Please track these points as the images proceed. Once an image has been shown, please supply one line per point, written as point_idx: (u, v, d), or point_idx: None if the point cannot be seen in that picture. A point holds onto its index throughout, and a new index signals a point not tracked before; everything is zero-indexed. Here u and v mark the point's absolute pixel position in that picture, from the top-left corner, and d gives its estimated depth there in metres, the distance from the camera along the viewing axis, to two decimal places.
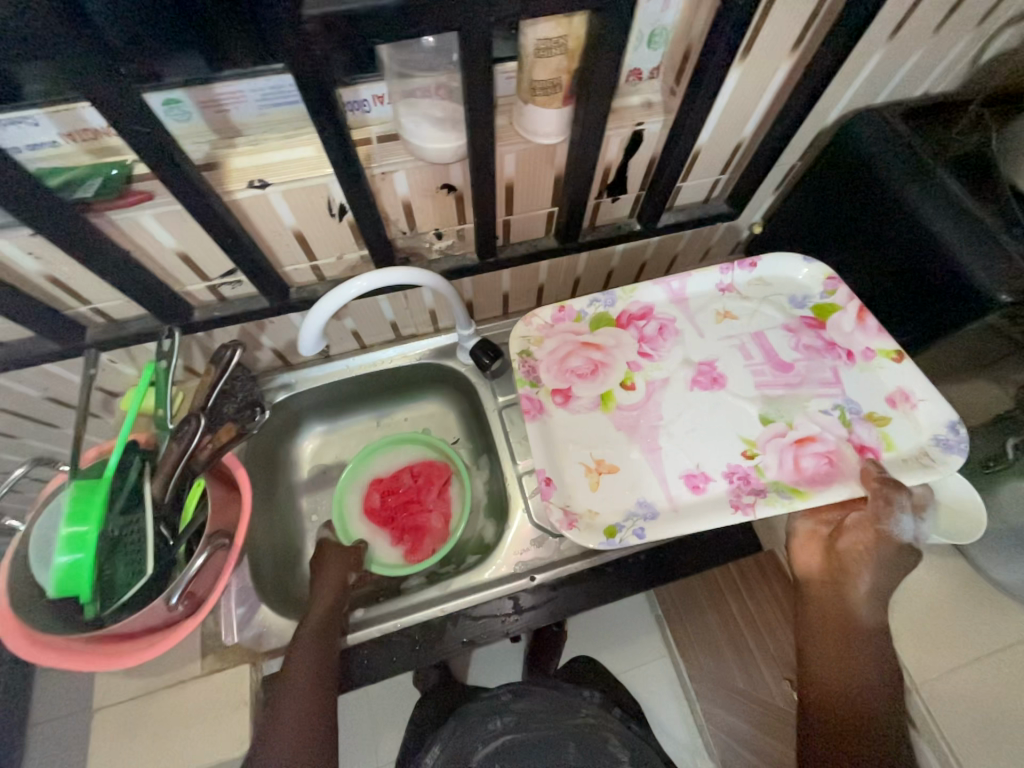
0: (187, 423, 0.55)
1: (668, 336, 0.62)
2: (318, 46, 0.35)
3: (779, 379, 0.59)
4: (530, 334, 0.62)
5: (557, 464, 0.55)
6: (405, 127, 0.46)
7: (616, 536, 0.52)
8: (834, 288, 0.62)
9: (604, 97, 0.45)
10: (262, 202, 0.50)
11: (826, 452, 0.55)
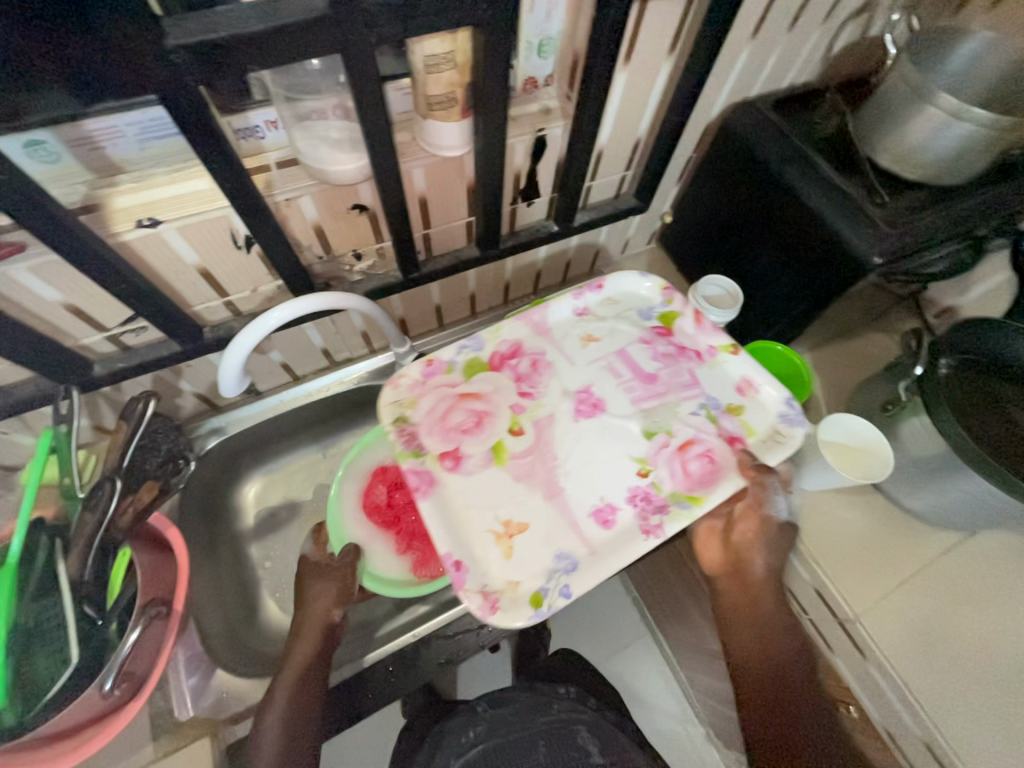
0: (100, 488, 0.50)
1: (543, 369, 0.59)
2: (190, 76, 0.33)
3: (649, 392, 0.59)
4: (400, 397, 0.57)
5: (460, 541, 0.51)
6: (303, 151, 0.45)
7: (544, 603, 0.49)
8: (671, 298, 0.64)
9: (500, 108, 0.46)
10: (156, 240, 0.47)
11: (706, 452, 0.55)
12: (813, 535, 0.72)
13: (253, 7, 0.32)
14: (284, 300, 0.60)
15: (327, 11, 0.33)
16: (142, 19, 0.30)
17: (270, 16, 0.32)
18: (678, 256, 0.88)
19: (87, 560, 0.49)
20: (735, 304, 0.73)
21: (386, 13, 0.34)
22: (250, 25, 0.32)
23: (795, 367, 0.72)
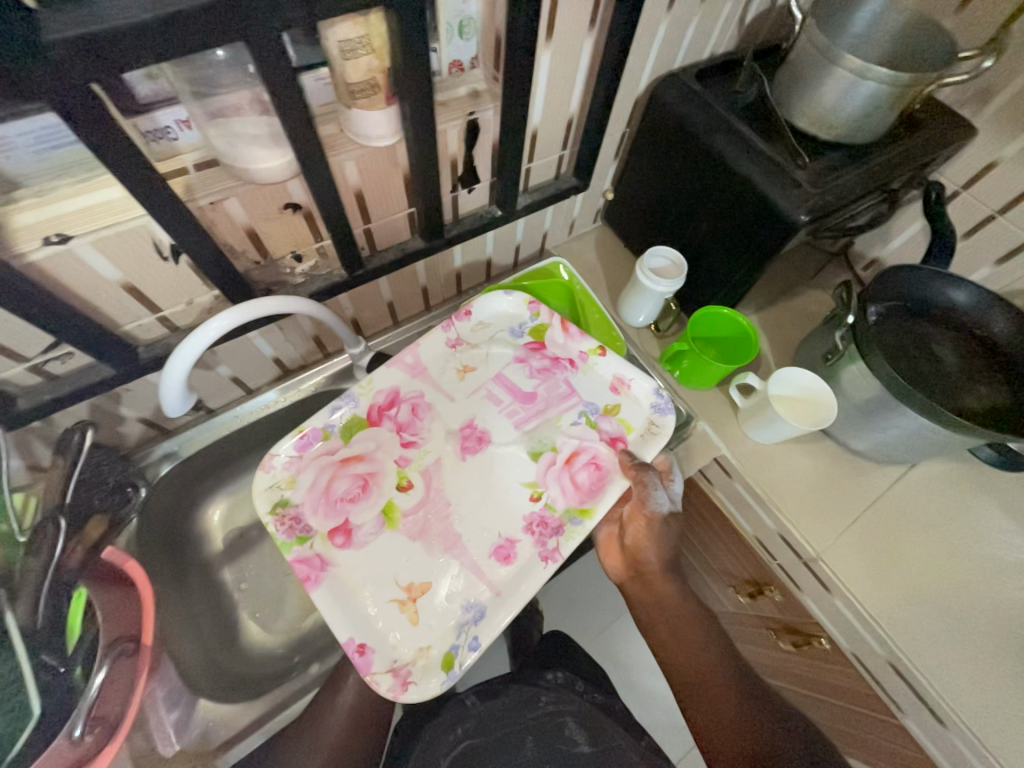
0: (43, 530, 0.48)
1: (421, 413, 0.64)
2: (79, 73, 0.31)
3: (530, 411, 0.64)
4: (280, 478, 0.61)
5: (363, 616, 0.55)
6: (221, 150, 0.43)
7: (455, 663, 0.53)
8: (538, 311, 0.69)
9: (424, 92, 0.45)
10: (69, 258, 0.44)
11: (591, 459, 0.62)
12: (773, 485, 0.75)
13: None
14: (223, 310, 0.57)
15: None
16: (13, 12, 0.27)
17: (160, 3, 0.30)
18: (624, 232, 0.89)
19: (39, 607, 0.46)
20: (681, 273, 0.76)
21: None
22: (139, 14, 0.30)
23: (741, 327, 0.75)
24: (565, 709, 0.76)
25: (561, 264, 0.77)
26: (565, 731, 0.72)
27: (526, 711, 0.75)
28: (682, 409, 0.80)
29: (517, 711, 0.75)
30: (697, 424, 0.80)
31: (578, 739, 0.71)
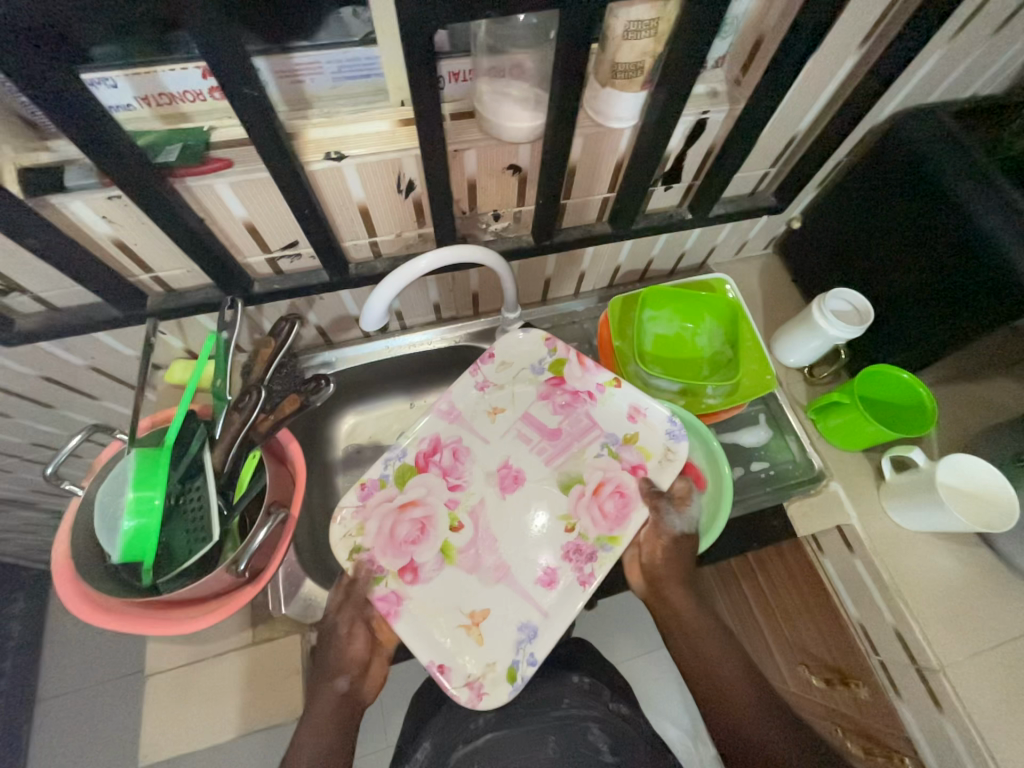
0: (251, 394, 0.56)
1: (464, 457, 0.67)
2: (432, 14, 0.35)
3: (557, 446, 0.67)
4: (349, 528, 0.62)
5: (434, 644, 0.58)
6: (488, 105, 0.47)
7: (517, 676, 0.56)
8: (555, 347, 0.70)
9: (684, 83, 0.46)
10: (335, 174, 0.51)
11: (616, 487, 0.64)
12: (903, 577, 0.68)
13: None
14: (422, 249, 0.62)
15: None
16: None
17: None
18: (798, 266, 0.84)
19: (229, 455, 0.55)
20: (864, 321, 0.70)
21: None
22: None
23: (917, 398, 0.68)
24: (589, 718, 0.67)
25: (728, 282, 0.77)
26: (588, 737, 0.64)
27: (546, 710, 0.67)
28: (815, 463, 0.75)
29: (534, 707, 0.68)
30: (829, 484, 0.74)
31: (601, 748, 0.63)
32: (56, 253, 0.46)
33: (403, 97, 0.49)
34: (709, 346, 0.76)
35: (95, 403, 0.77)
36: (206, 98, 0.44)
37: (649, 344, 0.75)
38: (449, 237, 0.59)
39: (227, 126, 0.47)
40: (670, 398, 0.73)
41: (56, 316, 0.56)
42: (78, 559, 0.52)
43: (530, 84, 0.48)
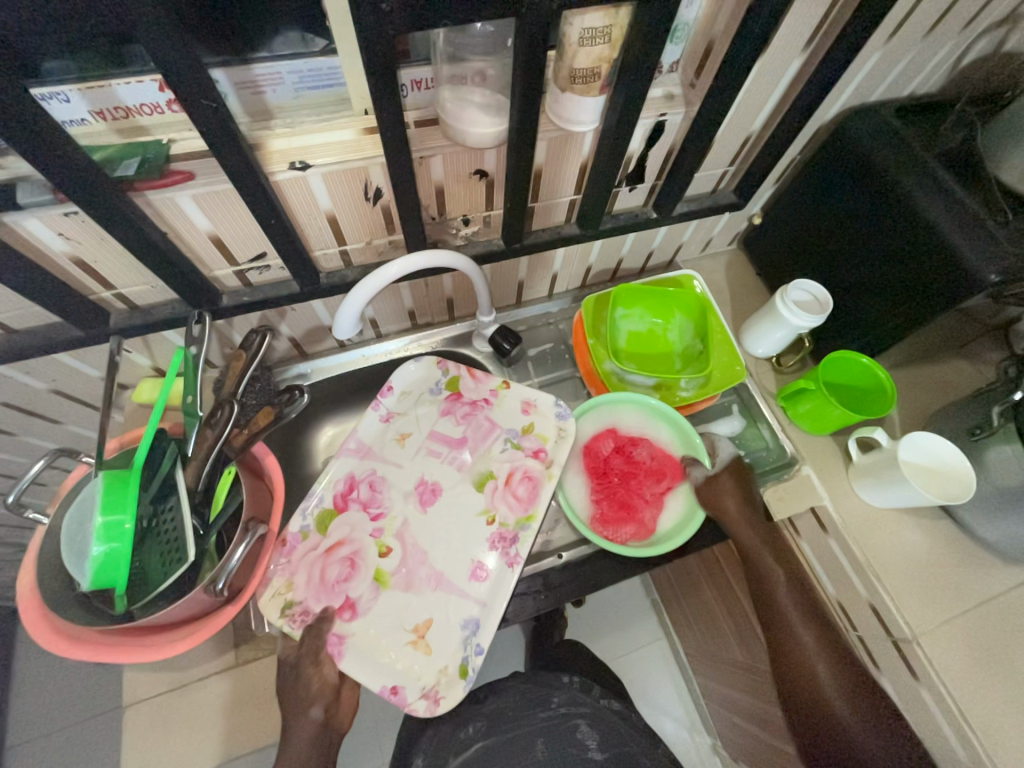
0: (222, 409, 0.55)
1: (381, 487, 0.70)
2: (390, 25, 0.36)
3: (465, 453, 0.72)
4: (275, 588, 0.63)
5: (382, 671, 0.60)
6: (450, 111, 0.48)
7: (469, 669, 0.60)
8: (447, 366, 0.76)
9: (640, 87, 0.47)
10: (301, 183, 0.51)
11: (525, 474, 0.69)
12: (875, 553, 0.71)
13: None
14: (393, 256, 0.63)
15: None
16: None
17: None
18: (761, 259, 0.87)
19: (203, 472, 0.54)
20: (824, 310, 0.73)
21: None
22: None
23: (877, 380, 0.71)
24: (578, 714, 0.73)
25: (698, 281, 0.80)
26: (576, 735, 0.71)
27: (536, 710, 0.73)
28: (786, 448, 0.78)
29: (526, 713, 0.73)
30: (801, 468, 0.77)
31: (589, 745, 0.70)
32: (11, 274, 0.44)
33: (366, 106, 0.50)
34: (680, 341, 0.78)
35: (58, 427, 0.75)
36: (164, 110, 0.43)
37: (622, 343, 0.77)
38: (419, 244, 0.59)
39: (187, 137, 0.46)
40: (645, 391, 0.76)
41: (12, 339, 0.54)
42: (46, 590, 0.50)
43: (492, 91, 0.49)
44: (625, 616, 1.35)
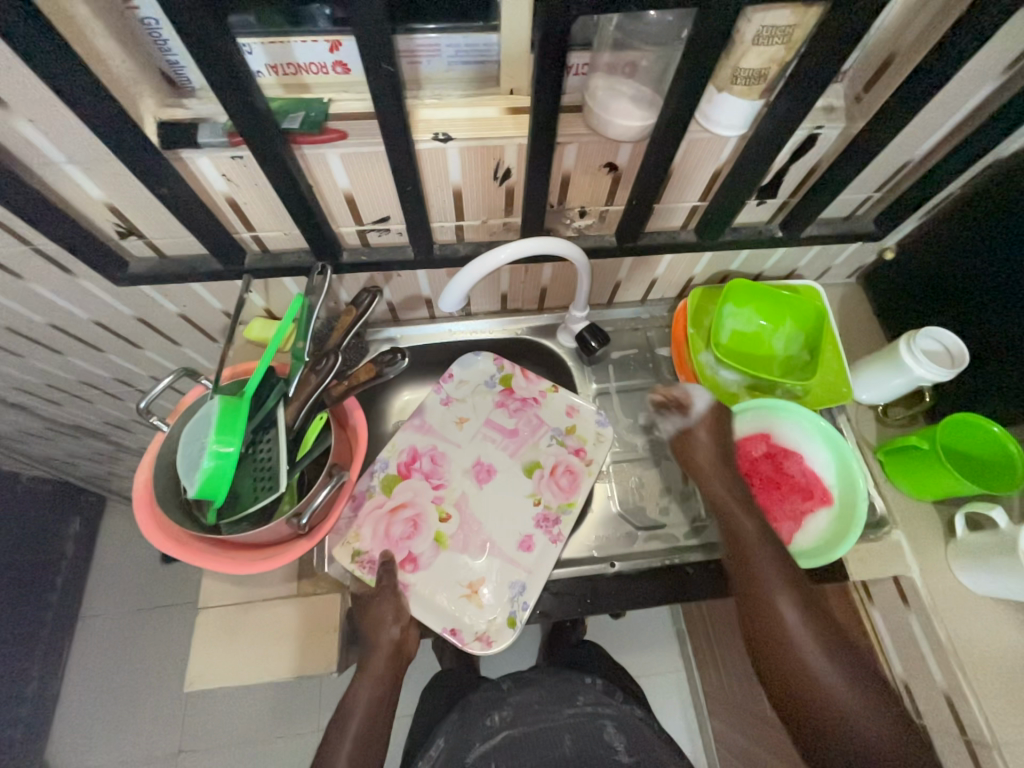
0: (327, 359, 0.58)
1: (440, 461, 0.72)
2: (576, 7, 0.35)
3: (513, 441, 0.74)
4: (344, 538, 0.66)
5: (439, 614, 0.63)
6: (601, 100, 0.47)
7: (517, 621, 0.63)
8: (502, 364, 0.78)
9: (810, 96, 0.44)
10: (439, 155, 0.52)
11: (569, 465, 0.72)
12: (963, 641, 0.64)
13: None
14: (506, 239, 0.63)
15: None
16: None
17: None
18: (884, 299, 0.80)
19: (300, 413, 0.58)
20: (956, 365, 0.66)
21: None
22: None
23: (1005, 453, 0.62)
24: (604, 714, 0.72)
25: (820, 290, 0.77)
26: (604, 736, 0.70)
27: (562, 707, 0.72)
28: (878, 508, 0.71)
29: (550, 701, 0.72)
30: (891, 532, 0.70)
31: (617, 747, 0.69)
32: (181, 205, 0.49)
33: (513, 87, 0.50)
34: (785, 349, 0.75)
35: (176, 349, 0.83)
36: (329, 71, 0.47)
37: (723, 339, 0.74)
38: (535, 229, 0.59)
39: (344, 98, 0.50)
40: (736, 388, 0.75)
41: (164, 263, 0.60)
42: (159, 491, 0.56)
43: (644, 82, 0.47)
44: (644, 637, 1.32)
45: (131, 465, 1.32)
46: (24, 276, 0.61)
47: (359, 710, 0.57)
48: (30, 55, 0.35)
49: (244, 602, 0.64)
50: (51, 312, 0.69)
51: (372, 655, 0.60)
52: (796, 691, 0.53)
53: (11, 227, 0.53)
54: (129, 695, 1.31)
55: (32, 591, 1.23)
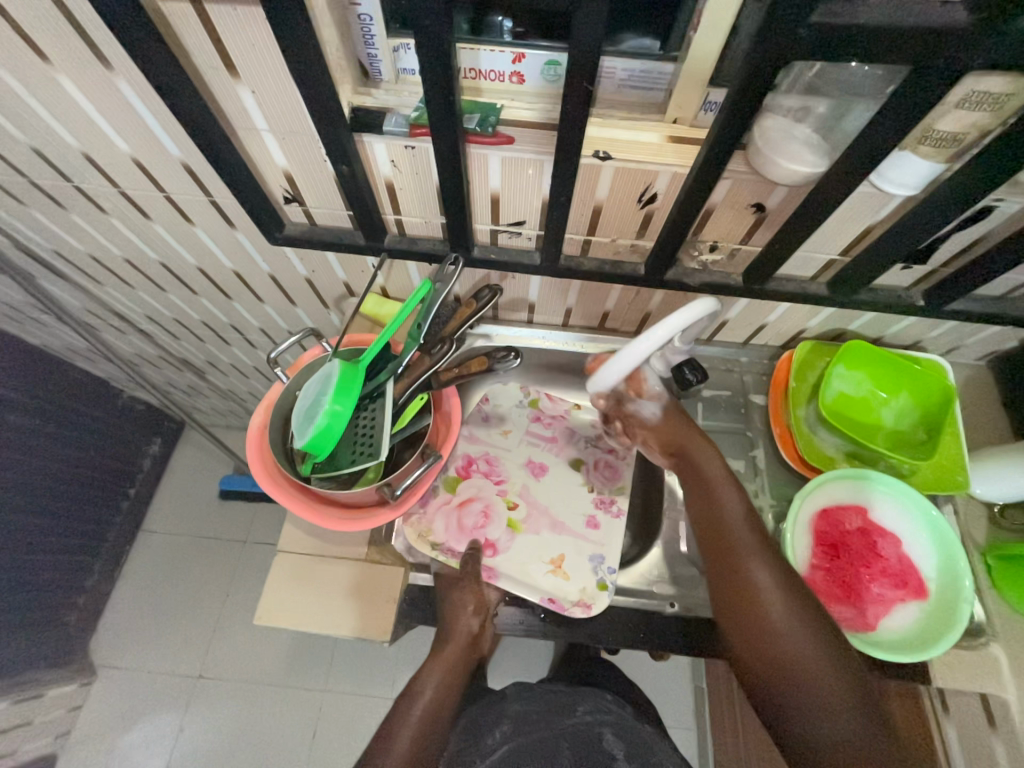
0: (443, 345, 0.61)
1: (496, 461, 0.75)
2: (793, 50, 0.36)
3: (554, 446, 0.77)
4: (418, 527, 0.68)
5: (532, 588, 0.67)
6: (773, 140, 0.47)
7: (608, 584, 0.67)
8: (529, 390, 0.80)
9: (1009, 168, 0.42)
10: (593, 171, 0.53)
11: (612, 457, 0.76)
12: None
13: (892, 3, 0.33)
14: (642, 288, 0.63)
15: (969, 27, 0.33)
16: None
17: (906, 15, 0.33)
18: (1017, 392, 0.73)
19: (407, 391, 0.61)
20: None
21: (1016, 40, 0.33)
22: (881, 20, 0.34)
23: None
24: (603, 722, 0.72)
25: (942, 364, 0.72)
26: (602, 743, 0.70)
27: (561, 717, 0.72)
28: (976, 615, 0.65)
29: (550, 714, 0.73)
30: (988, 645, 0.63)
31: (615, 753, 0.69)
32: (353, 182, 0.54)
33: (678, 116, 0.51)
34: (895, 422, 0.70)
35: (290, 308, 0.89)
36: (505, 79, 0.51)
37: (829, 399, 0.70)
38: (664, 256, 0.59)
39: (514, 106, 0.52)
40: (834, 451, 0.71)
41: (313, 230, 0.65)
42: (272, 434, 0.61)
43: (822, 129, 0.47)
44: (660, 685, 1.27)
45: (216, 402, 1.43)
46: (194, 221, 0.68)
47: (428, 693, 0.61)
48: (284, 37, 0.40)
49: (317, 554, 0.68)
50: (201, 256, 0.77)
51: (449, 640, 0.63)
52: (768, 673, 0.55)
53: (201, 178, 0.60)
54: (168, 612, 1.41)
55: (112, 497, 1.36)
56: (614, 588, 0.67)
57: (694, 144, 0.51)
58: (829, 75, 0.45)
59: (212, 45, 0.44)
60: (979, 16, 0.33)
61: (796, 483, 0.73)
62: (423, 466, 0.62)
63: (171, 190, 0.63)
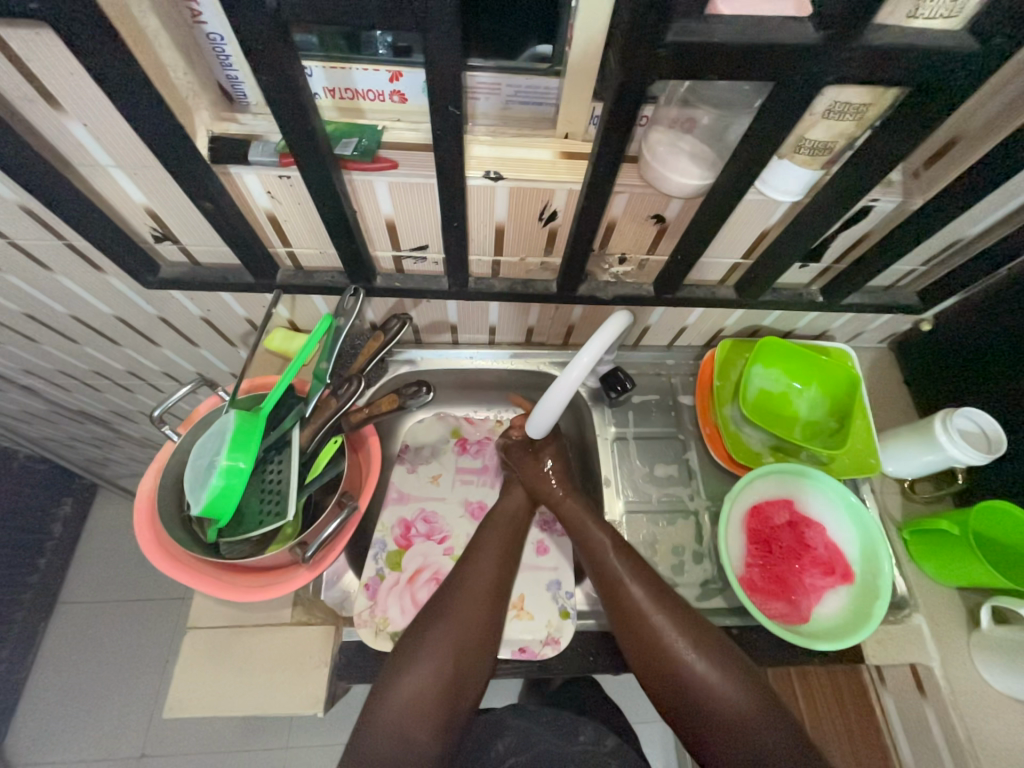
0: (352, 383, 0.57)
1: (433, 521, 0.74)
2: (659, 71, 0.35)
3: (486, 475, 0.79)
4: (374, 621, 0.64)
5: (503, 643, 0.66)
6: (659, 154, 0.46)
7: (570, 614, 0.68)
8: (447, 421, 0.82)
9: (869, 180, 0.44)
10: (487, 191, 0.51)
11: None
12: (982, 738, 0.61)
13: (743, 23, 0.33)
14: (608, 330, 0.55)
15: (819, 43, 0.33)
16: (661, 20, 0.32)
17: (756, 34, 0.33)
18: (913, 373, 0.78)
19: (315, 437, 0.56)
20: (994, 450, 0.63)
21: (863, 56, 0.34)
22: (735, 39, 0.33)
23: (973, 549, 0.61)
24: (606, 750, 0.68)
25: (850, 353, 0.76)
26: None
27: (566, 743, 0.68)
28: (899, 588, 0.68)
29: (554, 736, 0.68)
30: (911, 615, 0.67)
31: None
32: (223, 220, 0.49)
33: (568, 131, 0.49)
34: (810, 412, 0.73)
35: (192, 349, 0.81)
36: (384, 99, 0.47)
37: (750, 397, 0.72)
38: (573, 272, 0.58)
39: (397, 128, 0.49)
40: (759, 447, 0.73)
41: (196, 270, 0.59)
42: (162, 500, 0.55)
43: (706, 141, 0.47)
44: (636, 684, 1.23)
45: (130, 452, 1.30)
46: (52, 267, 0.60)
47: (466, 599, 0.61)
48: (102, 71, 0.35)
49: (237, 626, 0.62)
50: (73, 304, 0.68)
51: (474, 588, 0.61)
52: (655, 675, 0.58)
53: (49, 223, 0.53)
54: (99, 689, 1.26)
55: (16, 574, 1.20)
56: (577, 612, 0.68)
57: (585, 160, 0.50)
58: (702, 89, 0.45)
59: (21, 76, 0.38)
60: (824, 34, 0.33)
61: (729, 481, 0.74)
62: (339, 517, 0.57)
63: (15, 237, 0.55)
